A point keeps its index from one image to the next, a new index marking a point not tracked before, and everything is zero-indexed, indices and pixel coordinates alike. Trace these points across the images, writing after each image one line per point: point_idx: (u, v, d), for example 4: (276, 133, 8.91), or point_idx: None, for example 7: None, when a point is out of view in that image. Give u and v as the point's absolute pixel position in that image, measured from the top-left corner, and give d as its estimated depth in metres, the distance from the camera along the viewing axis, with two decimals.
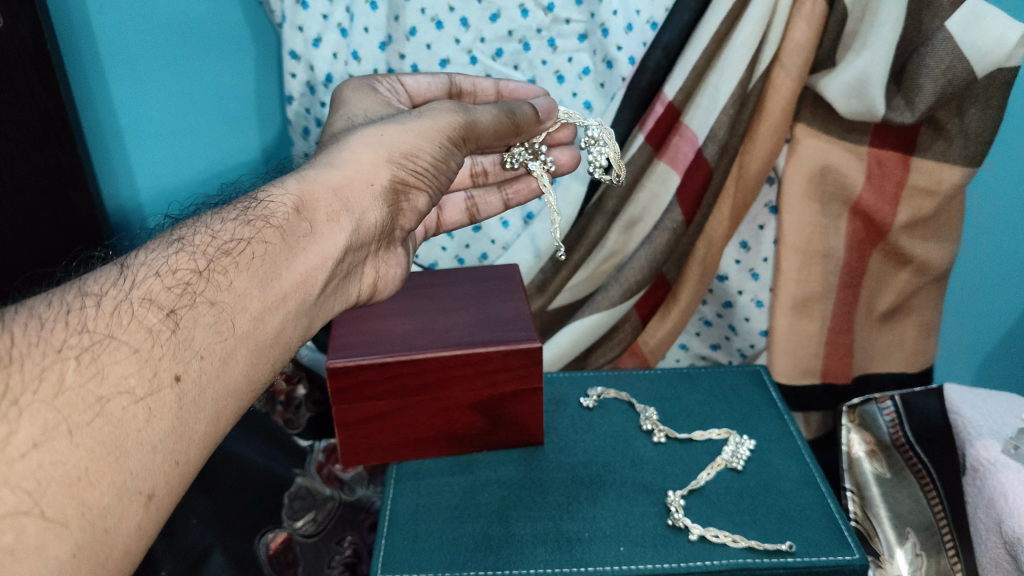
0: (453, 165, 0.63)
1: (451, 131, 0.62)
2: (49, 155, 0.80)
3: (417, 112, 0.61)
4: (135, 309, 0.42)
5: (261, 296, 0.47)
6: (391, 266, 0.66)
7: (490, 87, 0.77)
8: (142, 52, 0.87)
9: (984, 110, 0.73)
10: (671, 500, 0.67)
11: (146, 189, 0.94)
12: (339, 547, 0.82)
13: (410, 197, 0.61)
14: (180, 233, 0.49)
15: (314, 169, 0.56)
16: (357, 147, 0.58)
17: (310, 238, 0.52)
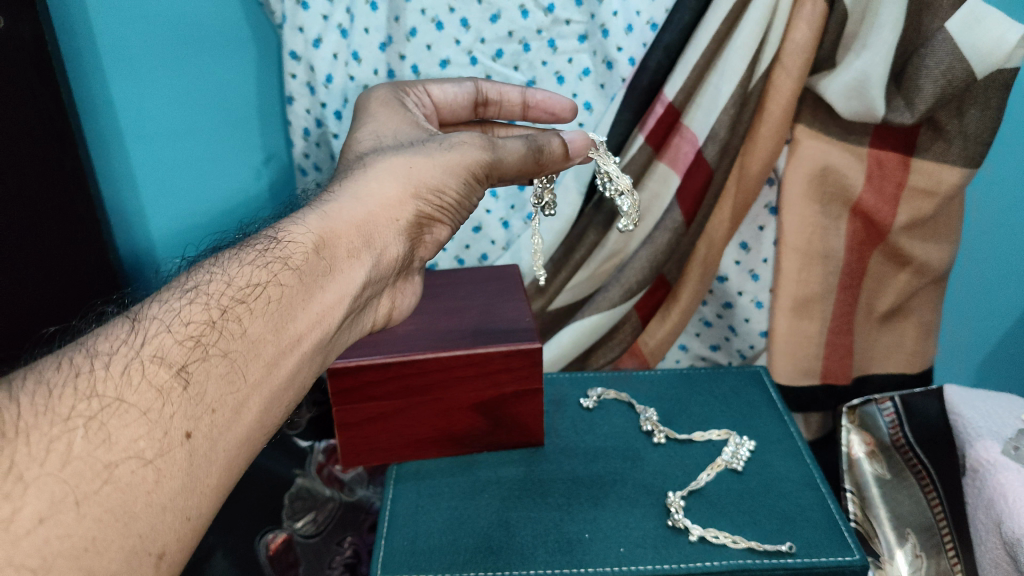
0: (473, 198, 0.62)
1: (477, 167, 0.60)
2: (53, 157, 0.77)
3: (445, 145, 0.60)
4: (145, 368, 0.39)
5: (275, 341, 0.45)
6: (405, 295, 0.65)
7: (517, 98, 0.77)
8: (144, 55, 0.84)
9: (984, 111, 0.74)
10: (671, 503, 0.67)
11: (157, 213, 0.91)
12: (339, 548, 0.81)
13: (431, 229, 0.61)
14: (194, 280, 0.46)
15: (335, 201, 0.55)
16: (381, 178, 0.57)
17: (329, 275, 0.50)
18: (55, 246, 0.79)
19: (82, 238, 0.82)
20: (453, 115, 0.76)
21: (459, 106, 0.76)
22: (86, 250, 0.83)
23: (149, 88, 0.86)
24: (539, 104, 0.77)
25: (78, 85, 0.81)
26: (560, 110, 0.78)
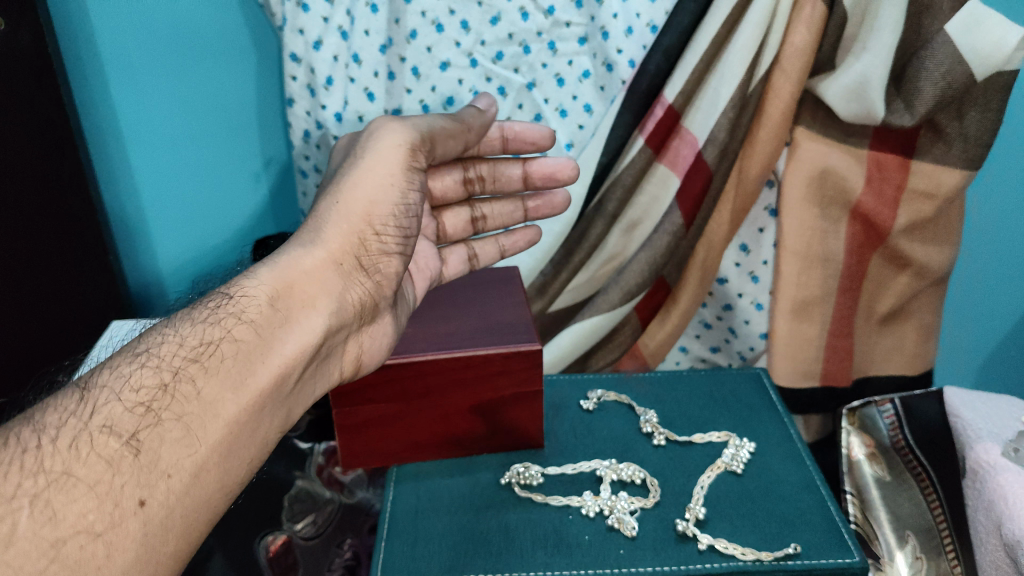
0: (412, 206, 0.69)
1: (402, 153, 0.68)
2: (53, 162, 0.89)
3: (368, 140, 0.69)
4: (94, 440, 0.44)
5: (235, 397, 0.50)
6: (376, 339, 0.66)
7: (496, 134, 0.81)
8: (142, 59, 0.93)
9: (984, 113, 0.74)
10: (650, 490, 0.69)
11: (160, 208, 1.04)
12: (339, 551, 0.79)
13: (381, 261, 0.66)
14: (147, 344, 0.51)
15: (285, 253, 0.60)
16: (327, 227, 0.63)
17: (286, 325, 0.55)
18: (65, 275, 0.94)
19: (75, 231, 0.95)
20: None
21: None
22: (87, 245, 0.97)
23: (145, 102, 0.96)
24: (517, 135, 0.82)
25: (89, 118, 0.96)
26: (540, 138, 0.82)
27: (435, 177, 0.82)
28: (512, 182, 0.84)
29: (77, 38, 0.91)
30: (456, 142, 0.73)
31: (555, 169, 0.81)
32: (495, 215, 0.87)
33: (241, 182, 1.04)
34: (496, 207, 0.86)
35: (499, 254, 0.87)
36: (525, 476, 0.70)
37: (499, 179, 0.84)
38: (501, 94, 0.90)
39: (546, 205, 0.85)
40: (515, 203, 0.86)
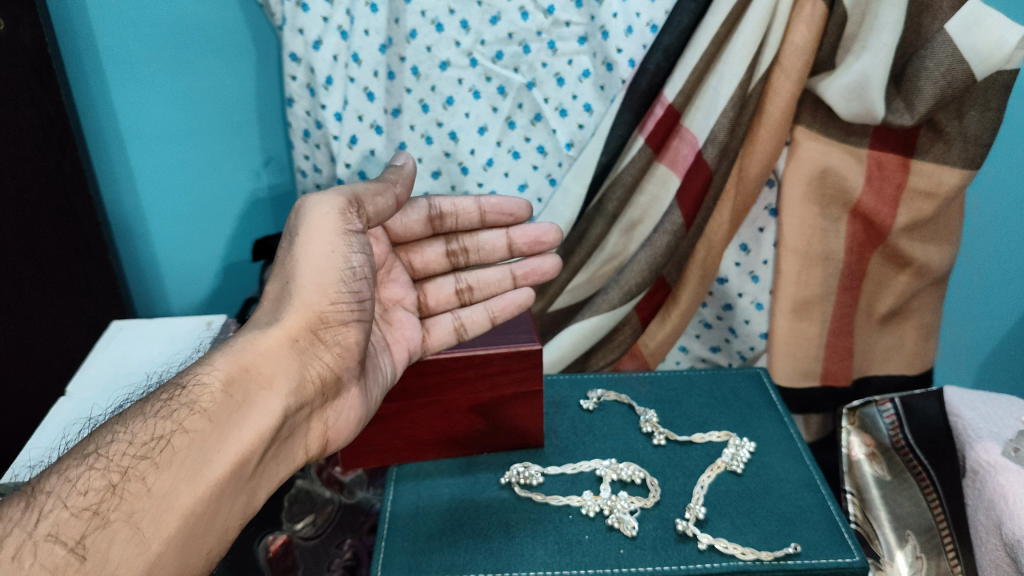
0: (359, 270, 0.62)
1: (341, 222, 0.61)
2: (54, 159, 0.90)
3: (302, 214, 0.62)
4: (39, 546, 0.42)
5: (188, 488, 0.47)
6: (341, 412, 0.62)
7: (472, 205, 0.75)
8: (142, 58, 0.93)
9: (984, 112, 0.74)
10: (650, 490, 0.69)
11: (161, 208, 1.05)
12: (338, 551, 0.80)
13: (339, 333, 0.61)
14: (96, 441, 0.48)
15: (240, 337, 0.57)
16: (279, 311, 0.59)
17: (239, 413, 0.52)
18: (68, 276, 0.94)
19: (76, 230, 0.95)
20: (406, 229, 0.74)
21: (411, 220, 0.74)
22: (86, 242, 0.98)
23: (145, 101, 0.96)
24: (494, 210, 0.75)
25: (89, 117, 0.96)
26: (515, 210, 0.76)
27: (414, 252, 0.76)
28: (496, 249, 0.78)
29: (78, 39, 0.91)
30: (385, 201, 0.64)
31: (538, 234, 0.76)
32: (482, 285, 0.77)
33: (241, 181, 1.04)
34: (481, 275, 0.77)
35: (488, 321, 0.73)
36: (524, 476, 0.70)
37: (483, 249, 0.78)
38: (500, 93, 0.89)
39: (535, 269, 0.77)
40: (501, 270, 0.77)
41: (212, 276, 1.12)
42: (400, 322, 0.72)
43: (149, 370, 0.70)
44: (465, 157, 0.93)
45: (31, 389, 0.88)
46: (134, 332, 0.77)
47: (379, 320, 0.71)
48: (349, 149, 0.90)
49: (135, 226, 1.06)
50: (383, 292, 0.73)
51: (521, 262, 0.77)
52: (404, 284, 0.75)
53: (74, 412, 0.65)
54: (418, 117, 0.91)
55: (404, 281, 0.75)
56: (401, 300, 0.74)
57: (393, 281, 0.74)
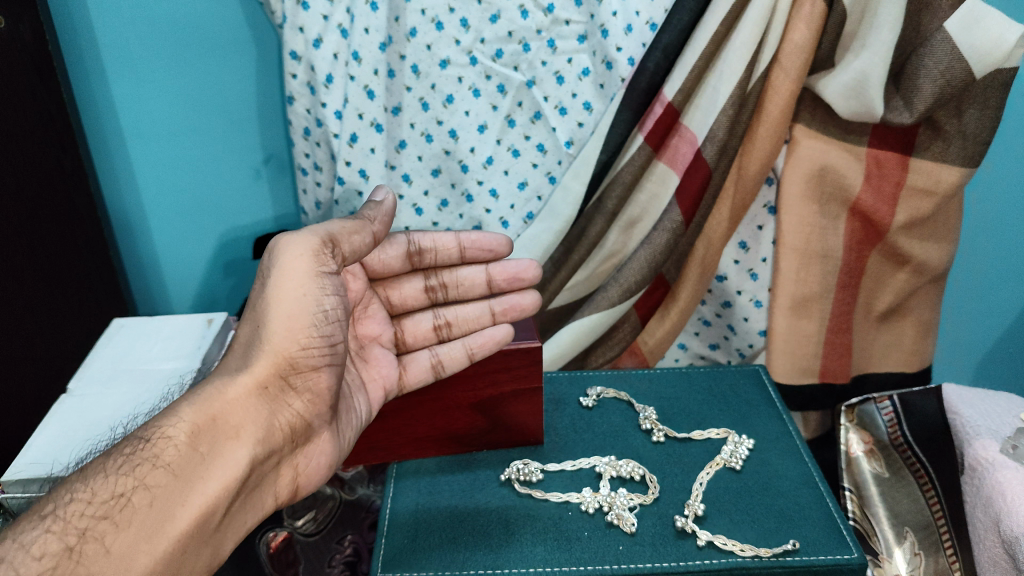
0: (333, 313, 0.61)
1: (314, 264, 0.60)
2: (54, 156, 0.90)
3: (274, 254, 0.61)
4: None
5: (148, 548, 0.47)
6: (312, 457, 0.62)
7: (451, 242, 0.73)
8: (143, 56, 0.93)
9: (983, 110, 0.75)
10: (650, 486, 0.69)
11: (161, 206, 1.05)
12: (339, 547, 0.80)
13: (309, 377, 0.60)
14: (58, 498, 0.49)
15: (209, 385, 0.57)
16: (250, 356, 0.58)
17: (204, 466, 0.52)
18: (69, 273, 0.95)
19: (77, 226, 0.96)
20: (384, 265, 0.72)
21: (388, 256, 0.72)
22: (87, 239, 0.98)
23: (145, 99, 0.96)
24: (473, 245, 0.73)
25: (90, 115, 0.97)
26: (495, 246, 0.74)
27: (392, 287, 0.74)
28: (475, 286, 0.75)
29: (79, 37, 0.91)
30: (362, 240, 0.63)
31: (518, 270, 0.73)
32: (460, 321, 0.74)
33: (241, 179, 1.04)
34: (460, 310, 0.74)
35: (466, 358, 0.69)
36: (524, 473, 0.70)
37: (462, 285, 0.75)
38: (500, 92, 0.89)
39: (514, 305, 0.74)
40: (480, 307, 0.74)
41: (213, 274, 1.12)
42: (377, 360, 0.71)
43: (151, 368, 0.70)
44: (465, 156, 0.92)
45: (33, 384, 0.89)
46: (135, 329, 0.76)
47: (354, 359, 0.69)
48: (350, 147, 0.90)
49: (136, 224, 1.06)
50: (359, 329, 0.72)
51: (501, 297, 0.74)
52: (382, 321, 0.73)
53: (75, 410, 0.65)
54: (418, 116, 0.92)
55: (381, 318, 0.73)
56: (378, 337, 0.72)
57: (369, 317, 0.72)
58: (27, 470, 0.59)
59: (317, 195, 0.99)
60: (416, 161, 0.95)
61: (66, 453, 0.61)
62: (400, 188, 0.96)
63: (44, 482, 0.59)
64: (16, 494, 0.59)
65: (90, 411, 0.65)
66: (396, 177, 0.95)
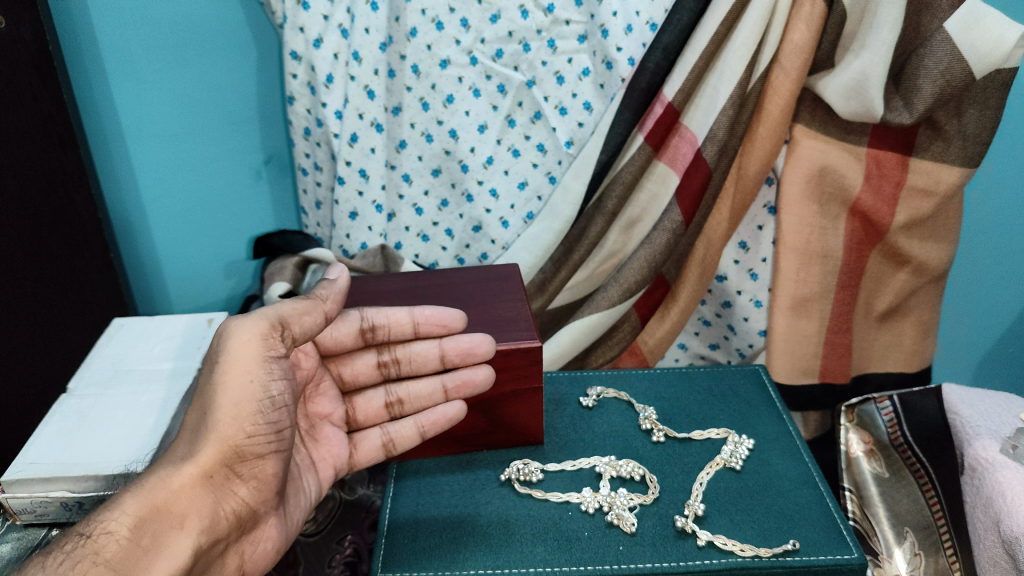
0: (281, 399, 0.58)
1: (262, 346, 0.57)
2: (54, 156, 0.90)
3: (221, 337, 0.57)
4: None
5: None
6: (261, 542, 0.60)
7: (405, 317, 0.68)
8: (143, 56, 0.93)
9: (983, 111, 0.75)
10: (650, 486, 0.69)
11: (161, 206, 1.05)
12: (339, 547, 0.81)
13: (255, 465, 0.57)
14: None
15: (154, 471, 0.54)
16: (196, 442, 0.55)
17: (148, 558, 0.50)
18: (70, 273, 0.95)
19: (78, 227, 0.96)
20: (335, 342, 0.68)
21: (340, 333, 0.68)
22: (87, 239, 0.98)
23: (145, 100, 0.97)
24: (426, 320, 0.68)
25: (91, 116, 0.97)
26: (449, 321, 0.68)
27: (344, 364, 0.71)
28: (429, 360, 0.70)
29: (79, 39, 0.91)
30: (313, 320, 0.60)
31: (468, 347, 0.66)
32: (413, 398, 0.72)
33: (242, 179, 1.04)
34: (413, 389, 0.71)
35: (417, 435, 0.70)
36: (525, 473, 0.70)
37: (416, 359, 0.71)
38: (501, 92, 0.90)
39: (467, 381, 0.68)
40: (432, 384, 0.70)
41: (213, 274, 1.12)
42: (328, 438, 0.69)
43: (152, 368, 0.70)
44: (465, 156, 0.92)
45: (34, 384, 0.89)
46: (136, 329, 0.76)
47: (303, 439, 0.68)
48: (350, 147, 0.90)
49: (136, 224, 1.06)
50: (309, 407, 0.69)
51: (454, 373, 0.69)
52: (333, 398, 0.71)
53: (76, 410, 0.65)
54: (418, 116, 0.92)
55: (333, 395, 0.71)
56: (329, 414, 0.70)
57: (321, 395, 0.70)
58: (28, 469, 0.59)
59: (317, 195, 0.99)
60: (417, 161, 0.95)
61: (66, 451, 0.61)
62: (400, 189, 0.96)
63: (44, 481, 0.59)
64: (18, 494, 0.60)
65: (90, 410, 0.65)
66: (397, 177, 0.95)
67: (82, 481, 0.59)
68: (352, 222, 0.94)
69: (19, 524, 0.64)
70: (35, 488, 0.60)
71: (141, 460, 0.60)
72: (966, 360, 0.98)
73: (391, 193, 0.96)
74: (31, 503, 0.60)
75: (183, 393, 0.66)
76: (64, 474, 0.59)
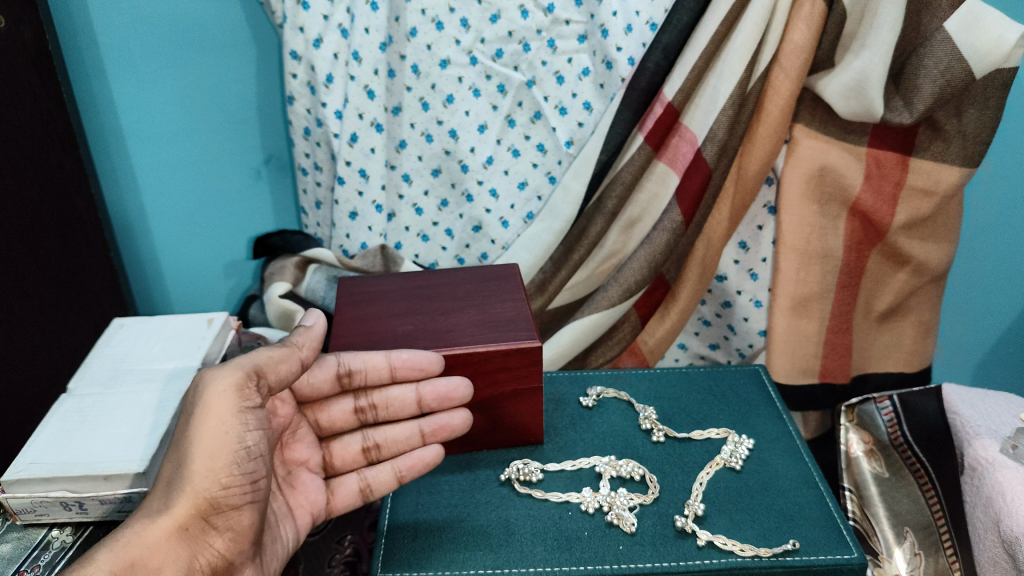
0: (257, 449, 0.55)
1: (237, 396, 0.54)
2: (54, 157, 0.91)
3: (196, 388, 0.55)
4: None
5: None
6: None
7: (381, 361, 0.65)
8: (143, 57, 0.94)
9: (983, 110, 0.75)
10: (650, 486, 0.69)
11: (161, 206, 1.05)
12: (339, 547, 0.81)
13: (230, 518, 0.53)
14: None
15: (126, 525, 0.52)
16: (170, 494, 0.53)
17: None
18: (70, 272, 0.95)
19: (78, 227, 0.96)
20: (312, 389, 0.66)
21: (316, 379, 0.65)
22: (87, 240, 0.98)
23: (145, 100, 0.97)
24: (404, 364, 0.65)
25: (91, 116, 0.97)
26: (427, 364, 0.65)
27: (321, 410, 0.68)
28: (406, 405, 0.68)
29: (79, 38, 0.91)
30: (290, 368, 0.58)
31: (446, 391, 0.66)
32: (391, 444, 0.69)
33: (242, 179, 1.04)
34: (390, 433, 0.68)
35: (395, 480, 0.67)
36: (525, 473, 0.70)
37: (393, 404, 0.68)
38: (500, 92, 0.89)
39: (444, 426, 0.67)
40: (410, 430, 0.68)
41: (213, 274, 1.12)
42: (304, 485, 0.66)
43: (152, 367, 0.70)
44: (465, 156, 0.92)
45: (34, 384, 0.89)
46: (137, 329, 0.76)
47: (280, 486, 0.64)
48: (350, 147, 0.90)
49: (137, 224, 1.06)
50: (286, 453, 0.66)
51: (431, 417, 0.68)
52: (311, 442, 0.67)
53: (76, 410, 0.65)
54: (418, 115, 0.92)
55: (310, 440, 0.67)
56: (306, 461, 0.67)
57: (298, 441, 0.67)
58: (28, 469, 0.59)
59: (317, 194, 0.99)
60: (416, 161, 0.95)
61: (66, 451, 0.61)
62: (400, 188, 0.96)
63: (45, 481, 0.59)
64: (18, 495, 0.60)
65: (90, 411, 0.65)
66: (397, 177, 0.95)
67: (82, 481, 0.59)
68: (352, 222, 0.94)
69: (18, 524, 0.62)
70: (35, 488, 0.59)
71: (142, 459, 0.60)
72: (966, 359, 0.98)
73: (391, 193, 0.96)
74: (31, 503, 0.60)
75: (183, 392, 0.66)
76: (64, 473, 0.58)
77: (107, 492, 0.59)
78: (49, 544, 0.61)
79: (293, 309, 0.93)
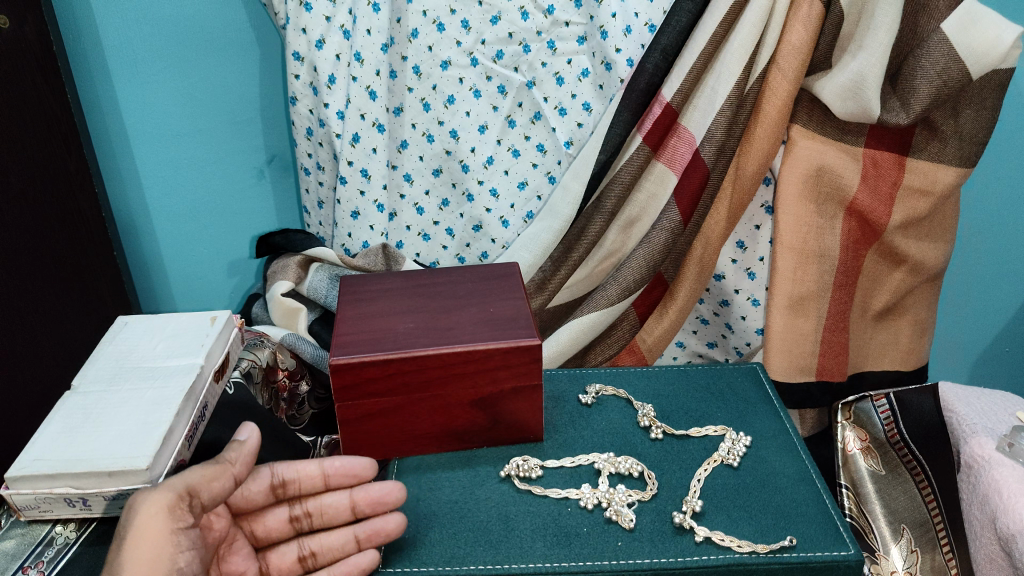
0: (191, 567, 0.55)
1: (169, 515, 0.53)
2: (58, 157, 0.92)
3: (129, 509, 0.54)
4: None
5: None
6: None
7: (315, 469, 0.65)
8: (147, 57, 0.95)
9: (979, 111, 0.77)
10: (648, 482, 0.70)
11: (164, 206, 1.06)
12: None
13: None
14: None
15: None
16: None
17: None
18: (72, 272, 0.95)
19: (81, 227, 0.97)
20: (245, 502, 0.64)
21: (250, 492, 0.64)
22: (91, 241, 0.99)
23: (149, 101, 0.98)
24: (337, 471, 0.65)
25: (94, 116, 0.98)
26: (360, 470, 0.66)
27: (256, 521, 0.65)
28: (341, 512, 0.65)
29: (83, 39, 0.93)
30: (222, 486, 0.56)
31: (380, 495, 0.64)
32: (326, 551, 0.65)
33: (245, 179, 1.05)
34: (324, 542, 0.65)
35: None
36: (524, 469, 0.71)
37: (328, 512, 0.66)
38: (501, 93, 0.91)
39: (378, 530, 0.63)
40: (344, 536, 0.64)
41: (217, 273, 1.13)
42: None
43: (156, 365, 0.71)
44: (465, 156, 0.93)
45: (36, 381, 0.89)
46: (140, 327, 0.77)
47: None
48: (352, 147, 0.91)
49: (139, 223, 1.07)
50: (221, 568, 0.63)
51: (365, 521, 0.64)
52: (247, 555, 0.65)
53: (81, 406, 0.66)
54: (419, 116, 0.93)
55: (247, 553, 0.64)
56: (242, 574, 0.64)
57: (234, 554, 0.64)
58: (33, 466, 0.59)
59: (319, 194, 1.00)
60: (417, 161, 0.96)
61: (70, 448, 0.61)
62: (401, 188, 0.97)
63: (49, 477, 0.59)
64: (22, 491, 0.59)
65: (93, 408, 0.65)
66: (398, 177, 0.96)
67: (86, 477, 0.59)
68: (354, 221, 0.95)
69: (21, 520, 0.63)
70: (39, 484, 0.59)
71: (145, 454, 0.60)
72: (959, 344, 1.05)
73: (392, 193, 0.97)
74: (35, 499, 0.60)
75: (186, 389, 0.67)
76: (68, 469, 0.58)
77: (111, 488, 0.59)
78: (53, 541, 0.62)
79: (296, 306, 0.94)
